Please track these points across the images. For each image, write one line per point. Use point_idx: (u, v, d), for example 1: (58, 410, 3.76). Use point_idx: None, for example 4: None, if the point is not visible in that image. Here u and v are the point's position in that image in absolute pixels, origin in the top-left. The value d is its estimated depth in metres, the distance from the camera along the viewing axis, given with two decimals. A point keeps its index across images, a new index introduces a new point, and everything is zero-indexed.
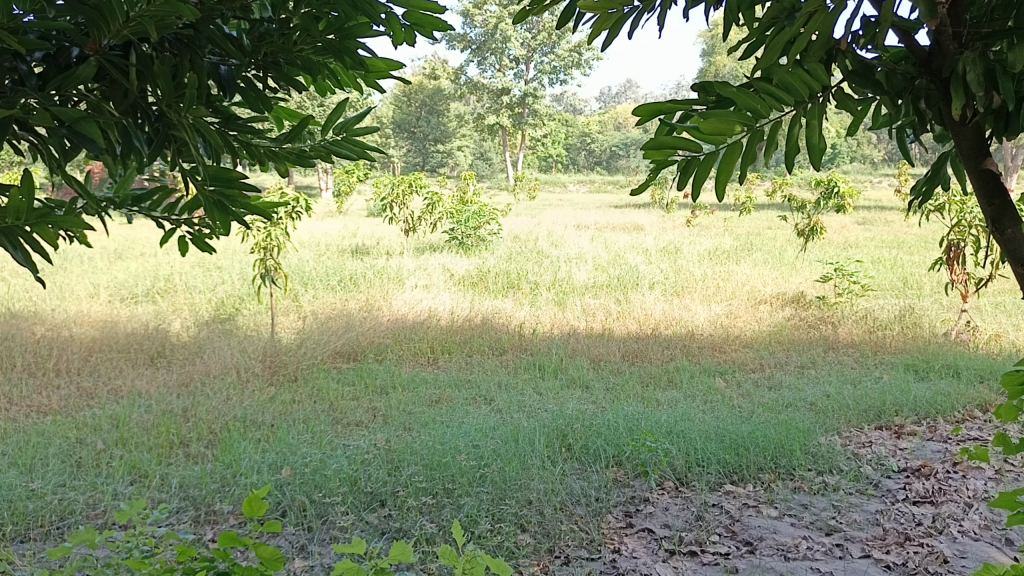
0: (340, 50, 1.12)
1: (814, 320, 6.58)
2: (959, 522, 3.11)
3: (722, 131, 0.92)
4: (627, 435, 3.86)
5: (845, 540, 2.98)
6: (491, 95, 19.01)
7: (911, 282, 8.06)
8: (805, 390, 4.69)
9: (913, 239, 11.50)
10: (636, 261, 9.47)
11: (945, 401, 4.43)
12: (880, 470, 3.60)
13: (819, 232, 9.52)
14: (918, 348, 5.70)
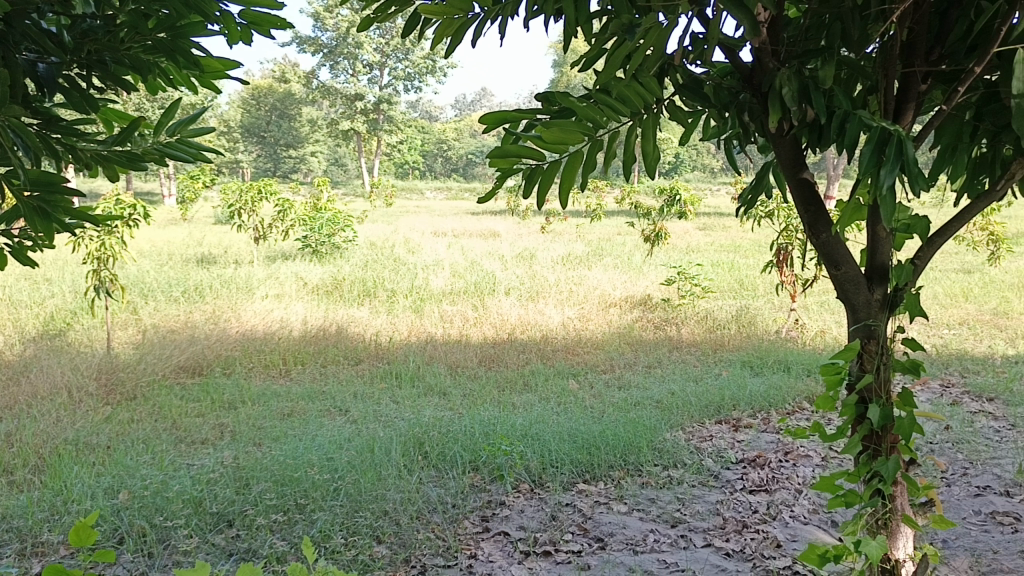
0: (172, 50, 1.08)
1: (659, 321, 6.88)
2: (791, 507, 3.32)
3: (564, 141, 1.64)
4: (483, 440, 3.90)
5: (689, 531, 3.12)
6: (345, 101, 18.73)
7: (747, 284, 8.56)
8: (651, 389, 4.89)
9: (748, 243, 12.21)
10: (492, 267, 9.56)
11: (777, 394, 4.72)
12: (720, 461, 3.80)
13: (664, 237, 9.95)
14: (753, 345, 6.06)
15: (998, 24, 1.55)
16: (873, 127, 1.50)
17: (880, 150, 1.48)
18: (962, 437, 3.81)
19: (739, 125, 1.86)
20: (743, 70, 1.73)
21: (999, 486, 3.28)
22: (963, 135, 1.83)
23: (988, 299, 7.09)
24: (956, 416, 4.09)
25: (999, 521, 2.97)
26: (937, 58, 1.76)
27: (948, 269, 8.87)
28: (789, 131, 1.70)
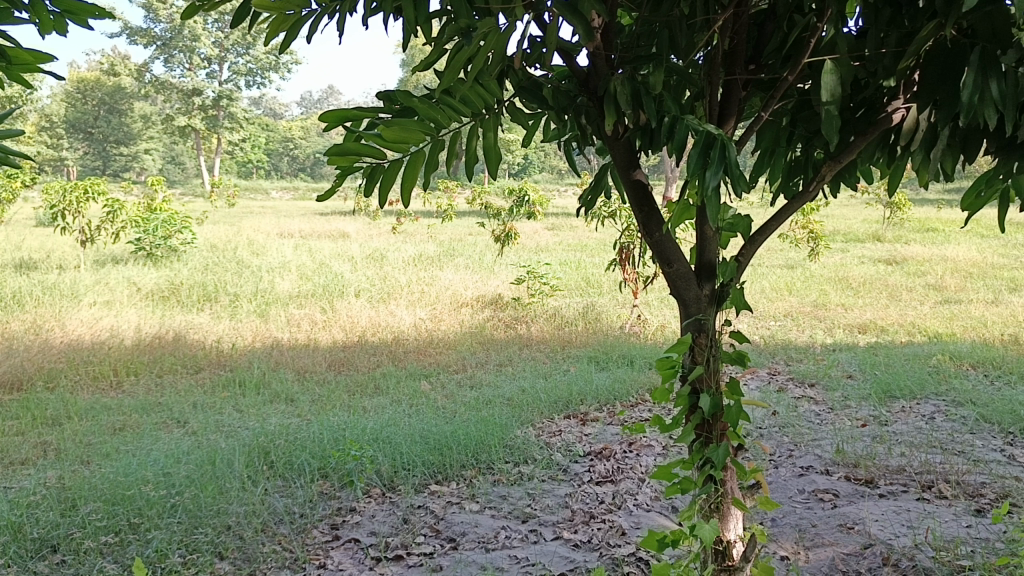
0: None
1: (510, 320, 6.98)
2: (634, 496, 3.44)
3: (404, 139, 1.63)
4: (331, 446, 3.81)
5: (539, 525, 3.18)
6: (182, 96, 17.79)
7: (593, 281, 8.83)
8: (503, 387, 4.95)
9: (594, 242, 12.59)
10: (341, 269, 9.38)
11: (621, 387, 4.89)
12: (568, 455, 3.89)
13: (514, 237, 10.09)
14: (599, 341, 6.25)
15: (807, 37, 1.69)
16: (699, 131, 1.58)
17: (705, 153, 1.57)
18: (788, 421, 4.09)
19: (577, 127, 1.92)
20: (579, 74, 1.78)
21: (820, 465, 3.54)
22: (781, 140, 1.97)
23: (809, 292, 7.66)
24: (782, 402, 4.39)
25: (820, 498, 3.20)
26: (756, 67, 1.88)
27: (774, 265, 9.51)
28: (624, 134, 1.77)
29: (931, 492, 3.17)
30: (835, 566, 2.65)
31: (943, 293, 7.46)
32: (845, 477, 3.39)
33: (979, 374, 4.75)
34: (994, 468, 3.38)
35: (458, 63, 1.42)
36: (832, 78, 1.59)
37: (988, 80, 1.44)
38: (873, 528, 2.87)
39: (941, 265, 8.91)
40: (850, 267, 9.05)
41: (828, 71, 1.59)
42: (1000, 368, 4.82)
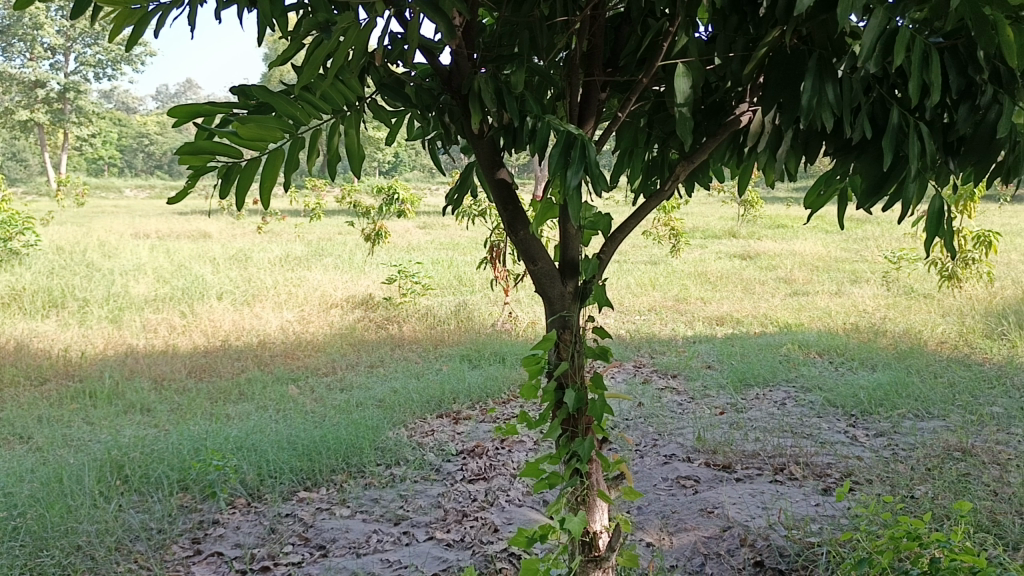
0: None
1: (381, 320, 6.89)
2: (506, 492, 3.45)
3: (261, 137, 1.57)
4: (191, 457, 3.64)
5: (411, 527, 3.16)
6: (22, 88, 16.53)
7: (464, 280, 8.84)
8: (373, 389, 4.88)
9: (466, 241, 12.62)
10: (202, 270, 8.98)
11: (493, 384, 4.91)
12: (441, 455, 3.87)
13: (384, 236, 9.97)
14: (471, 339, 6.26)
15: (661, 40, 1.75)
16: (560, 131, 1.60)
17: (567, 152, 1.59)
18: (652, 412, 4.24)
19: (441, 125, 1.91)
20: (442, 72, 1.77)
21: (682, 453, 3.69)
22: (639, 141, 2.03)
23: (671, 287, 7.96)
24: (647, 394, 4.54)
25: (683, 484, 3.34)
26: (612, 70, 1.93)
27: (639, 261, 9.82)
28: (488, 133, 1.78)
29: (783, 474, 3.36)
30: (697, 549, 2.76)
31: (792, 286, 7.92)
32: (705, 463, 3.54)
33: (825, 361, 5.08)
34: (838, 448, 3.62)
35: (317, 58, 1.37)
36: (685, 81, 1.65)
37: (824, 86, 1.54)
38: (731, 511, 3.01)
39: (790, 259, 9.46)
40: (708, 262, 9.47)
41: (682, 74, 1.65)
42: (843, 355, 5.17)
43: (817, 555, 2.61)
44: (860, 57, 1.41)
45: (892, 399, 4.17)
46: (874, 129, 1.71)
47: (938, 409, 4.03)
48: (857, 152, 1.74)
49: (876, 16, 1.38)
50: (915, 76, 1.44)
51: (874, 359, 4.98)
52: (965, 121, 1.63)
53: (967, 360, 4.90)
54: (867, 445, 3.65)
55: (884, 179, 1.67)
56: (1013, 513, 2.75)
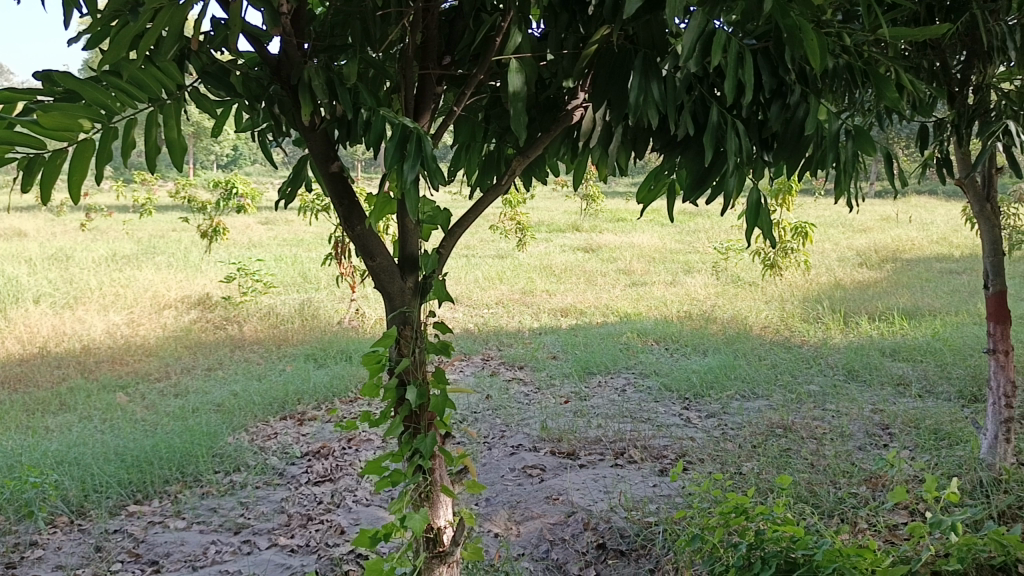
0: None
1: (219, 321, 6.58)
2: (353, 492, 3.38)
3: (67, 125, 1.45)
4: (4, 475, 3.34)
5: (253, 535, 3.04)
6: None
7: (309, 277, 8.60)
8: (211, 393, 4.66)
9: (310, 236, 12.28)
10: (16, 271, 8.25)
11: (340, 382, 4.78)
12: (284, 458, 3.74)
13: (223, 232, 9.53)
14: (315, 338, 6.09)
15: (493, 35, 1.76)
16: (395, 124, 1.57)
17: (402, 146, 1.56)
18: (500, 404, 4.28)
19: (271, 118, 1.84)
20: (270, 61, 1.70)
21: (528, 442, 3.75)
22: (476, 135, 2.04)
23: (518, 280, 8.08)
24: (494, 386, 4.59)
25: (529, 473, 3.39)
26: (447, 63, 1.93)
27: (486, 255, 9.89)
28: (320, 125, 1.73)
29: (623, 458, 3.49)
30: (543, 537, 2.83)
31: (631, 277, 8.24)
32: (550, 452, 3.62)
33: (661, 348, 5.31)
34: (673, 430, 3.80)
35: (128, 39, 1.27)
36: (517, 77, 1.67)
37: (649, 83, 1.60)
38: (575, 497, 3.09)
39: (630, 251, 9.84)
40: (553, 256, 9.69)
41: (515, 69, 1.66)
42: (678, 341, 5.43)
43: (654, 533, 2.72)
44: (682, 57, 1.47)
45: (721, 381, 4.43)
46: (696, 127, 1.80)
47: (762, 389, 4.31)
48: (681, 148, 1.82)
49: (695, 18, 1.45)
50: (731, 76, 1.52)
51: (706, 345, 5.26)
52: (777, 119, 1.74)
53: (787, 343, 5.27)
54: (699, 426, 3.86)
55: (707, 174, 1.75)
56: (828, 483, 2.98)
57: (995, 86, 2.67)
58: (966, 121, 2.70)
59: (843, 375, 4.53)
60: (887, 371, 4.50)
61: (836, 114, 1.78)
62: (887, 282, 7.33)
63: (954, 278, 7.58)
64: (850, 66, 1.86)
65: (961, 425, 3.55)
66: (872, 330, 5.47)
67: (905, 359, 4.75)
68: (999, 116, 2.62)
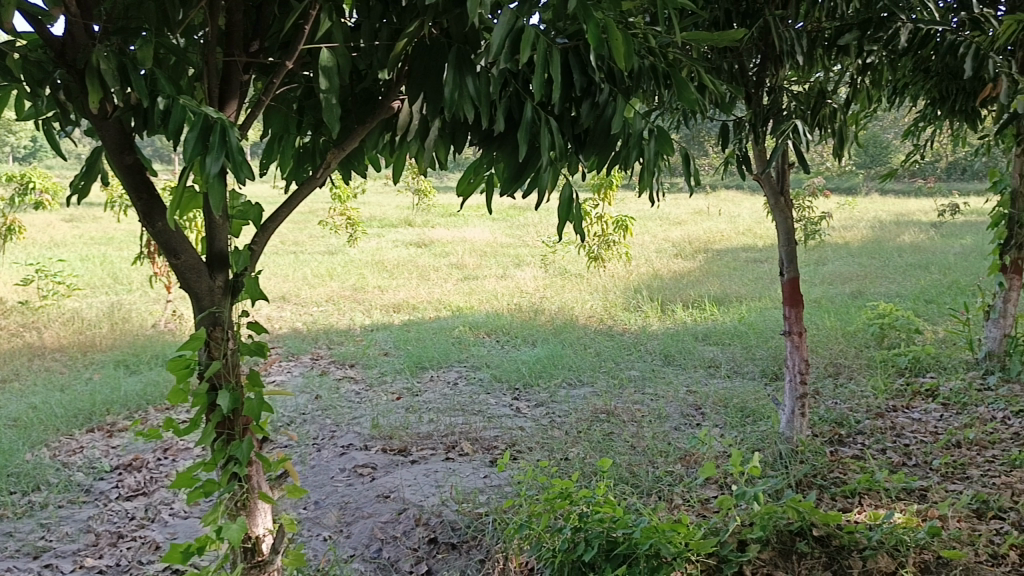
0: None
1: (16, 327, 6.01)
2: (170, 505, 3.18)
3: None
4: None
5: (55, 558, 2.80)
6: None
7: (120, 277, 8.03)
8: (5, 407, 4.24)
9: (121, 234, 11.47)
10: None
11: (154, 389, 4.50)
12: (92, 473, 3.47)
13: (18, 232, 8.70)
14: (127, 342, 5.70)
15: (302, 22, 1.69)
16: (196, 114, 1.48)
17: (205, 138, 1.47)
18: (329, 404, 4.18)
19: (58, 104, 1.69)
20: (53, 44, 1.56)
21: (358, 442, 3.68)
22: (290, 127, 1.96)
23: (348, 276, 7.92)
24: (323, 386, 4.47)
25: (359, 473, 3.33)
26: (255, 51, 1.85)
27: (315, 251, 9.64)
28: (113, 113, 1.60)
29: (455, 451, 3.50)
30: (373, 536, 2.79)
31: (463, 271, 8.29)
32: (381, 449, 3.57)
33: (492, 341, 5.39)
34: (503, 421, 3.87)
35: None
36: (328, 68, 1.61)
37: (463, 78, 1.60)
38: (406, 493, 3.07)
39: (461, 246, 9.90)
40: (384, 251, 9.58)
41: (328, 59, 1.61)
42: (508, 333, 5.53)
43: (484, 524, 2.74)
44: (492, 53, 1.47)
45: (549, 370, 4.55)
46: (511, 123, 1.83)
47: (587, 376, 4.47)
48: (498, 143, 1.84)
49: (504, 15, 1.46)
50: (540, 74, 1.55)
51: (535, 336, 5.38)
52: (587, 117, 1.79)
53: (610, 331, 5.49)
54: (528, 415, 3.94)
55: (523, 168, 1.77)
56: (646, 463, 3.14)
57: (785, 88, 2.92)
58: (762, 120, 2.90)
59: (660, 360, 4.78)
60: (699, 355, 4.78)
61: (641, 114, 1.86)
62: (699, 271, 7.81)
63: (758, 266, 8.18)
64: (654, 67, 1.95)
65: (763, 402, 3.85)
66: (687, 317, 5.80)
67: (715, 343, 5.07)
68: (789, 115, 2.86)
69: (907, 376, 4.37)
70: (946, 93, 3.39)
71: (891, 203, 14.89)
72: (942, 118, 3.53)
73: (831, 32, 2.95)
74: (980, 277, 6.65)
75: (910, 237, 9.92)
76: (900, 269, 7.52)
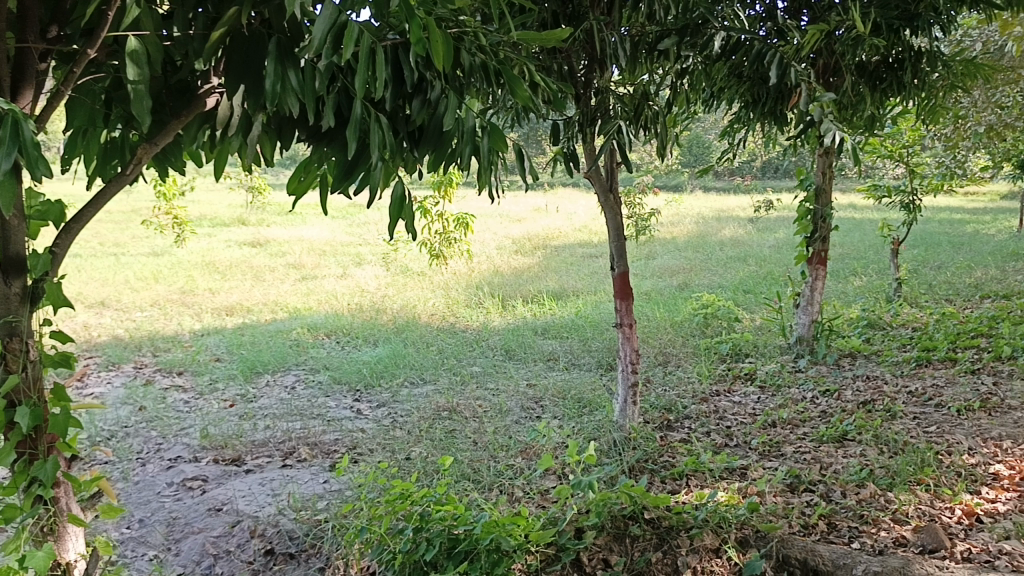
0: None
1: None
2: None
3: None
4: None
5: None
6: None
7: None
8: None
9: None
10: None
11: None
12: None
13: None
14: None
15: (105, 7, 1.56)
16: None
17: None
18: (154, 415, 3.93)
19: None
20: None
21: (188, 453, 3.49)
22: (96, 121, 1.82)
23: (176, 279, 7.50)
24: (148, 396, 4.20)
25: (189, 486, 3.16)
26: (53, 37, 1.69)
27: (137, 253, 9.05)
28: None
29: (292, 458, 3.39)
30: (205, 551, 2.65)
31: (301, 271, 8.05)
32: (213, 461, 3.40)
33: (331, 342, 5.26)
34: (343, 424, 3.79)
35: None
36: (137, 57, 1.50)
37: (286, 71, 1.53)
38: (240, 505, 2.94)
39: (298, 245, 9.61)
40: (215, 252, 9.14)
41: (137, 47, 1.50)
42: (348, 334, 5.43)
43: (323, 531, 2.67)
44: (314, 48, 1.43)
45: (390, 370, 4.50)
46: (340, 119, 1.77)
47: (428, 374, 4.46)
48: (327, 139, 1.78)
49: (325, 9, 1.42)
50: (365, 71, 1.51)
51: (376, 336, 5.31)
52: (419, 113, 1.77)
53: (451, 328, 5.51)
54: (369, 417, 3.89)
55: (354, 165, 1.73)
56: (488, 458, 3.17)
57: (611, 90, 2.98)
58: (589, 120, 3.00)
59: (502, 355, 4.84)
60: (538, 349, 4.88)
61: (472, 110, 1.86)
62: (538, 267, 7.98)
63: (594, 261, 8.46)
64: (485, 65, 1.95)
65: (599, 393, 3.98)
66: (526, 312, 5.92)
67: (554, 336, 5.20)
68: (614, 116, 2.95)
69: (728, 362, 4.66)
70: (758, 96, 3.63)
71: (714, 199, 15.84)
72: (755, 120, 3.78)
73: (653, 36, 3.10)
74: (791, 269, 7.18)
75: (731, 231, 10.59)
76: (721, 262, 8.01)
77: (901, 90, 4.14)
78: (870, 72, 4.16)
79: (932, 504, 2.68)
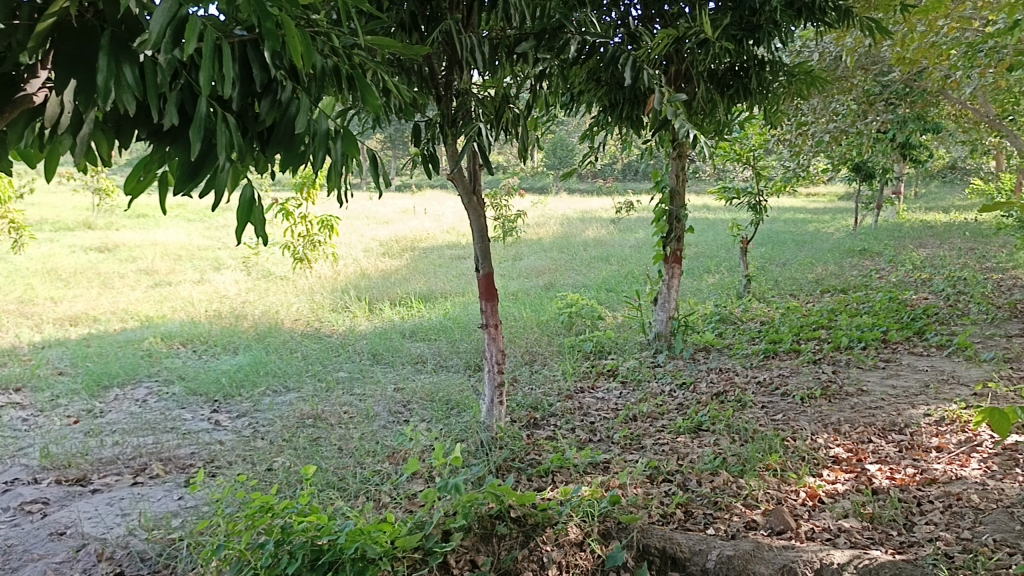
0: None
1: None
2: None
3: None
4: None
5: None
6: None
7: None
8: None
9: None
10: None
11: None
12: None
13: None
14: None
15: None
16: None
17: None
18: None
19: None
20: None
21: (26, 475, 3.24)
22: None
23: (12, 287, 6.96)
24: None
25: (27, 511, 2.93)
26: None
27: None
28: None
29: (143, 475, 3.21)
30: None
31: (153, 277, 7.64)
32: (54, 481, 3.17)
33: (186, 351, 5.02)
34: (200, 436, 3.62)
35: None
36: None
37: (119, 66, 1.44)
38: (85, 528, 2.76)
39: (151, 250, 9.13)
40: (58, 258, 8.55)
41: None
42: (205, 342, 5.20)
43: (177, 550, 2.54)
44: (151, 43, 1.34)
45: (251, 379, 4.35)
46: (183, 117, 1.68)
47: (291, 382, 4.33)
48: (169, 139, 1.68)
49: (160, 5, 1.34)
50: (207, 68, 1.44)
51: (235, 344, 5.11)
52: (268, 114, 1.70)
53: (316, 333, 5.39)
54: (228, 428, 3.74)
55: (199, 167, 1.64)
56: (353, 465, 3.12)
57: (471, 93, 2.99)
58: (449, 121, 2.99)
59: (369, 359, 4.76)
60: (406, 352, 4.84)
61: (324, 113, 1.80)
62: (406, 269, 7.92)
63: (461, 262, 8.49)
64: (338, 69, 1.89)
65: (466, 394, 3.99)
66: (393, 315, 5.86)
67: (422, 339, 5.17)
68: (475, 118, 2.97)
69: (592, 359, 4.78)
70: (615, 100, 3.74)
71: (578, 201, 16.23)
72: (612, 124, 3.89)
73: (511, 40, 3.11)
74: (650, 268, 7.45)
75: (594, 232, 10.89)
76: (585, 262, 8.21)
77: (748, 96, 4.36)
78: (719, 78, 4.33)
79: (779, 488, 2.85)
